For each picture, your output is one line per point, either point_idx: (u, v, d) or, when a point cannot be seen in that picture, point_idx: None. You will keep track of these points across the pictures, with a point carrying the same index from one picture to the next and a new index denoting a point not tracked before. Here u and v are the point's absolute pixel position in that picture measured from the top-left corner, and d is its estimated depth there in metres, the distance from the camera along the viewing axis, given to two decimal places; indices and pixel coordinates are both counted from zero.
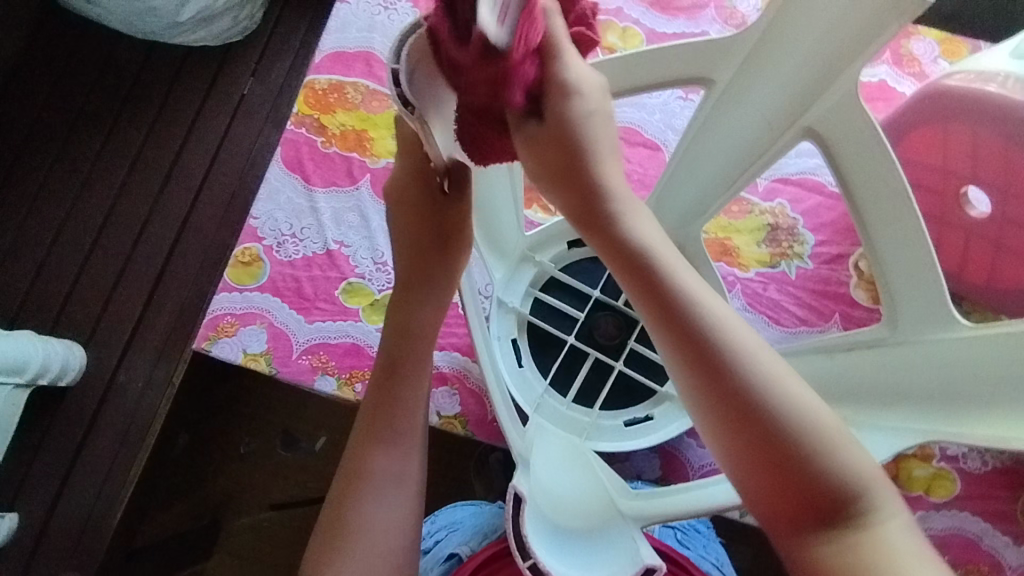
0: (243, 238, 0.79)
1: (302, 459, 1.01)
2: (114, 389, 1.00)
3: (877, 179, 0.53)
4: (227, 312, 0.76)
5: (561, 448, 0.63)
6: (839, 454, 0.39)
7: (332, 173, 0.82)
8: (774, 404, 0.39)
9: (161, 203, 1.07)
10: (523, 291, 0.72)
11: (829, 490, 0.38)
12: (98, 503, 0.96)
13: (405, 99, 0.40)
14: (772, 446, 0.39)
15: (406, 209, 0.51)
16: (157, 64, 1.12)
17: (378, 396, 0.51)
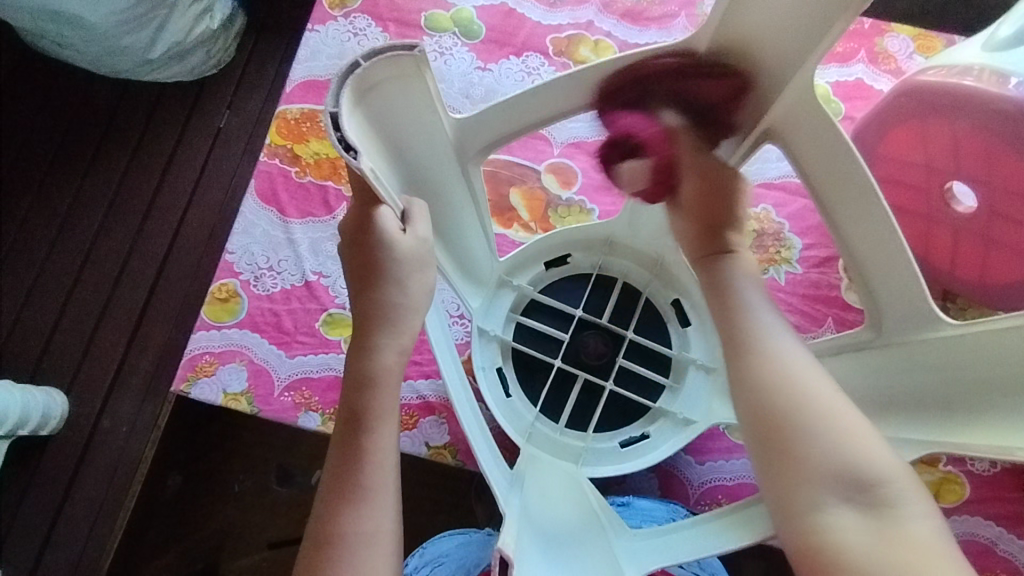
0: (218, 274, 0.77)
1: (296, 495, 0.97)
2: (98, 434, 0.98)
3: (848, 183, 0.52)
4: (205, 351, 0.74)
5: (555, 480, 0.60)
6: (867, 449, 0.40)
7: (308, 203, 0.81)
8: (799, 388, 0.42)
9: (140, 241, 1.05)
10: (503, 317, 0.70)
11: (851, 476, 0.39)
12: (85, 554, 0.93)
13: (346, 144, 0.41)
14: (793, 423, 0.41)
15: (360, 244, 0.47)
16: (131, 101, 1.11)
17: (342, 449, 0.45)
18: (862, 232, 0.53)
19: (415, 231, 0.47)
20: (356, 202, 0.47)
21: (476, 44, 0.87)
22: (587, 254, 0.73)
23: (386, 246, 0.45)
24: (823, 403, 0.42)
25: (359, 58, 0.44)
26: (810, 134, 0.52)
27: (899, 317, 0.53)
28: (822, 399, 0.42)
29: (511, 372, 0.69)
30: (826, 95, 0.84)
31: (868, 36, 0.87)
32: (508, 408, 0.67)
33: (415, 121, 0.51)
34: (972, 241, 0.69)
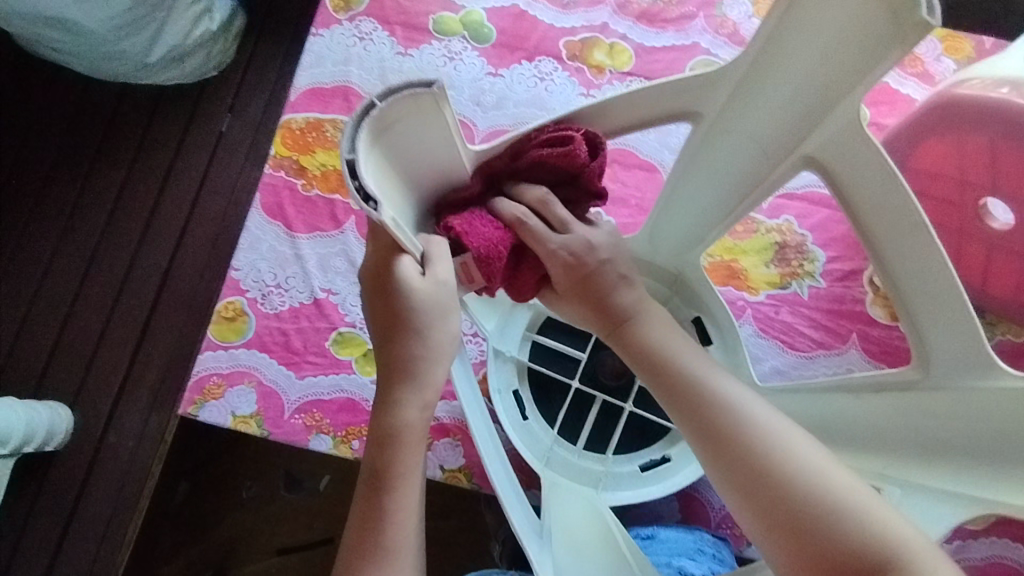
0: (225, 292, 0.75)
1: (306, 502, 0.96)
2: (104, 448, 0.96)
3: (890, 212, 0.49)
4: (212, 372, 0.72)
5: (577, 516, 0.59)
6: (871, 524, 0.39)
7: (315, 217, 0.78)
8: (790, 484, 0.41)
9: (143, 250, 1.03)
10: (518, 337, 0.67)
11: (864, 564, 0.38)
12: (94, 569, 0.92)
13: (365, 193, 0.39)
14: (799, 522, 0.40)
15: (381, 294, 0.45)
16: (129, 105, 1.08)
17: (367, 509, 0.44)
18: (899, 260, 0.51)
19: (435, 273, 0.45)
20: (376, 246, 0.45)
21: (487, 49, 0.84)
22: None
23: (403, 293, 0.43)
24: (820, 489, 0.40)
25: (375, 97, 0.42)
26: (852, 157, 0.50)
27: (942, 351, 0.51)
28: (815, 472, 0.41)
29: (527, 391, 0.67)
30: None
31: None
32: (528, 431, 0.65)
33: (435, 153, 0.49)
34: (1007, 259, 0.66)
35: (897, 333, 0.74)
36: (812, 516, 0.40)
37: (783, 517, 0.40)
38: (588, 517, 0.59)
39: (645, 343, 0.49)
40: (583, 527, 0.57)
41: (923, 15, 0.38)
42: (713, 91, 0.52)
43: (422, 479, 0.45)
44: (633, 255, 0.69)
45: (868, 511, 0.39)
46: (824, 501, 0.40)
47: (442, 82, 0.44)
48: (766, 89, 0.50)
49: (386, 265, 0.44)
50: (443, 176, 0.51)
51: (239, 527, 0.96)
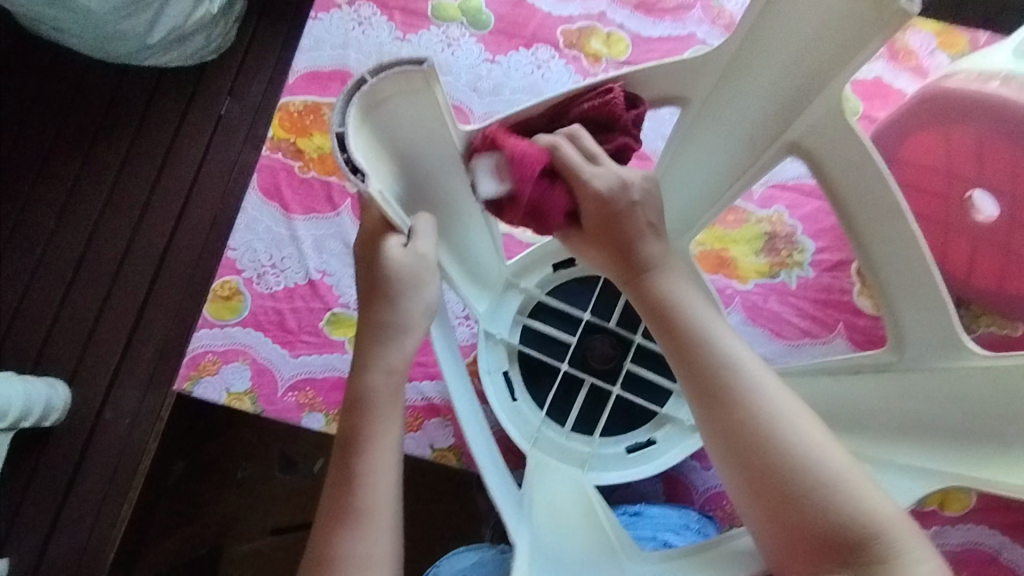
0: (221, 271, 0.76)
1: (300, 482, 0.98)
2: (101, 425, 0.97)
3: (873, 199, 0.50)
4: (208, 349, 0.73)
5: (560, 493, 0.60)
6: (850, 497, 0.40)
7: (312, 199, 0.79)
8: (780, 451, 0.41)
9: (141, 230, 1.04)
10: (509, 320, 0.69)
11: (842, 533, 0.40)
12: (90, 543, 0.93)
13: (354, 166, 0.41)
14: (782, 489, 0.41)
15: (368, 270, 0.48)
16: (129, 87, 1.09)
17: (343, 473, 0.45)
18: (883, 248, 0.51)
19: (415, 246, 0.46)
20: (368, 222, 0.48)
21: (485, 36, 0.85)
22: None
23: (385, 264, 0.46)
24: (802, 458, 0.41)
25: (367, 73, 0.44)
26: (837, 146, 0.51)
27: (923, 338, 0.52)
28: (802, 444, 0.41)
29: (516, 374, 0.68)
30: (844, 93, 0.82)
31: None
32: (516, 412, 0.67)
33: (426, 132, 0.50)
34: (991, 252, 0.67)
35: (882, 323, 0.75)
36: (796, 484, 0.41)
37: (768, 480, 0.41)
38: (572, 494, 0.60)
39: (653, 294, 0.48)
40: (563, 505, 0.58)
41: (903, 4, 0.41)
42: (703, 79, 0.52)
43: (399, 441, 0.46)
44: None
45: (848, 484, 0.41)
46: (807, 469, 0.41)
47: (432, 61, 0.45)
48: (755, 77, 0.50)
49: (376, 240, 0.47)
50: (436, 156, 0.52)
51: (234, 505, 0.98)
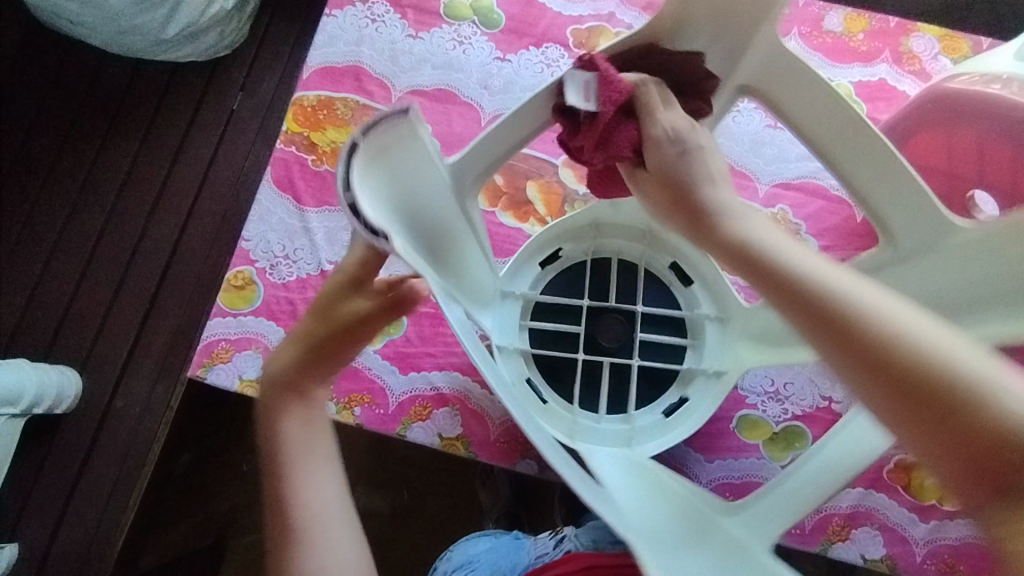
0: (234, 261, 0.78)
1: None
2: (112, 413, 0.99)
3: None
4: (221, 337, 0.75)
5: (616, 465, 0.60)
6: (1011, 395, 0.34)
7: (324, 192, 0.80)
8: (923, 359, 0.35)
9: (153, 222, 1.05)
10: (515, 328, 0.68)
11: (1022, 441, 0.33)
12: (100, 530, 0.95)
13: (373, 227, 0.42)
14: (944, 403, 0.35)
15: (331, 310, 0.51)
16: (142, 81, 1.10)
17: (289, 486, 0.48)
18: None
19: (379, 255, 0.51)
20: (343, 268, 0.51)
21: (496, 34, 0.86)
22: (575, 243, 0.72)
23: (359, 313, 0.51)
24: (946, 358, 0.35)
25: (358, 133, 0.45)
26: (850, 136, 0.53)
27: None
28: (939, 346, 0.36)
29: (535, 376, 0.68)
30: (848, 95, 0.84)
31: (892, 35, 0.86)
32: (547, 413, 0.66)
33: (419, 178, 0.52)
34: None
35: None
36: (954, 393, 0.35)
37: (922, 397, 0.35)
38: (627, 465, 0.60)
39: (730, 236, 0.44)
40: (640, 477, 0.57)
41: None
42: None
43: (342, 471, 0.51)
44: (599, 221, 0.72)
45: (1003, 378, 0.35)
46: (957, 372, 0.35)
47: (411, 106, 0.49)
48: None
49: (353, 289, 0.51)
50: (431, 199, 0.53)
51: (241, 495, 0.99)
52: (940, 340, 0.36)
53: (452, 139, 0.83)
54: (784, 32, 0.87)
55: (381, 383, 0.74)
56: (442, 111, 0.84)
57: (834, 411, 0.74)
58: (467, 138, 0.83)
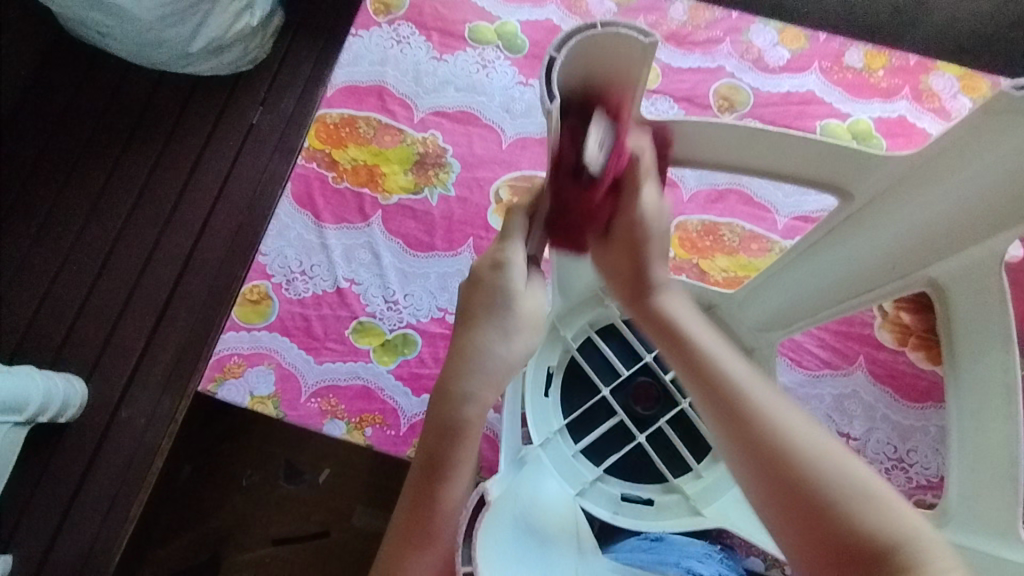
0: (251, 275, 0.77)
1: (304, 492, 1.01)
2: (116, 424, 0.98)
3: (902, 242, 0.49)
4: (234, 352, 0.74)
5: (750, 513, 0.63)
6: (872, 500, 0.37)
7: (343, 209, 0.80)
8: (794, 445, 0.39)
9: (168, 233, 1.05)
10: (571, 461, 0.68)
11: (865, 539, 0.36)
12: (95, 546, 0.93)
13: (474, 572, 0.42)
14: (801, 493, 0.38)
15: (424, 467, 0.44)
16: (165, 93, 1.11)
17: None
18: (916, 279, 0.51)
19: (533, 289, 0.49)
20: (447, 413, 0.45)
21: (520, 59, 0.87)
22: (551, 350, 0.71)
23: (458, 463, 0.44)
24: (817, 457, 0.39)
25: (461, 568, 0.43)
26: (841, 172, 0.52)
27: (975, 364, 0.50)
28: (809, 444, 0.40)
29: (621, 489, 0.68)
30: (867, 130, 0.85)
31: (912, 73, 0.87)
32: (663, 509, 0.67)
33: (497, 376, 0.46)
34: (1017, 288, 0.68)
35: (902, 357, 0.76)
36: (811, 485, 0.38)
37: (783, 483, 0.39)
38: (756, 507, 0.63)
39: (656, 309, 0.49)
40: None
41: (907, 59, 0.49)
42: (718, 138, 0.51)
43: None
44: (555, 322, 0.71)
45: (866, 487, 0.38)
46: (822, 470, 0.38)
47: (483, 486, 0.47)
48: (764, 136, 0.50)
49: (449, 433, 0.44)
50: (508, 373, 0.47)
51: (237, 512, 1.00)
52: (831, 452, 0.39)
53: (473, 160, 0.83)
54: (805, 66, 0.88)
55: (393, 404, 0.73)
56: (464, 133, 0.84)
57: (852, 448, 0.73)
58: (487, 160, 0.83)
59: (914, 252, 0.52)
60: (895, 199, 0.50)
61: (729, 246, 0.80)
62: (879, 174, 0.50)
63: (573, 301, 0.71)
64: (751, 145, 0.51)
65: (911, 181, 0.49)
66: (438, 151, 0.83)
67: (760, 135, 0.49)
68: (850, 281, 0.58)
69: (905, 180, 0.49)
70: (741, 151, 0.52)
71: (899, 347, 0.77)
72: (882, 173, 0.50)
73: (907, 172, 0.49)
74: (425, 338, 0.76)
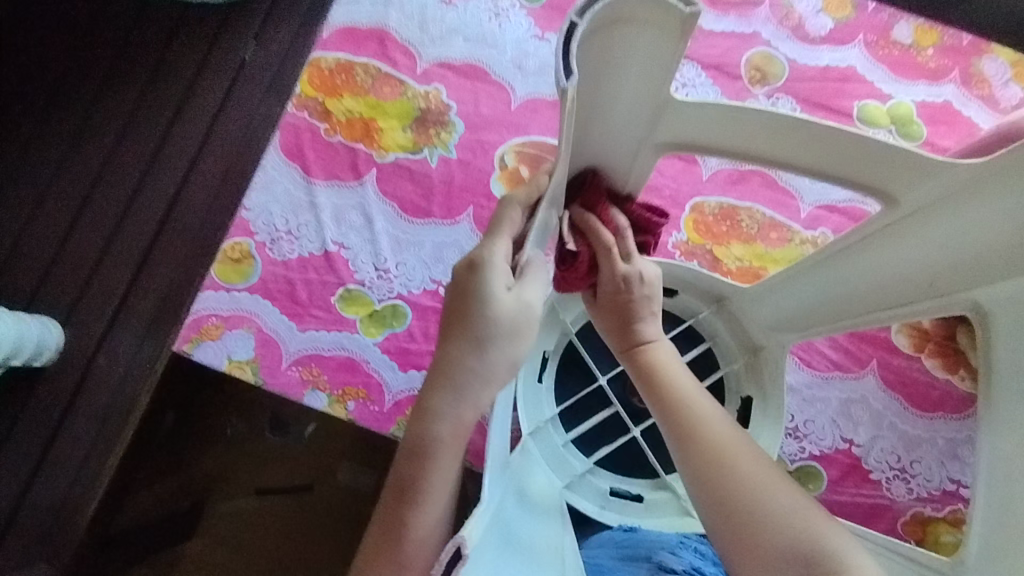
0: (233, 231, 0.72)
1: (290, 444, 1.03)
2: (94, 372, 0.92)
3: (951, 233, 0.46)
4: (212, 313, 0.70)
5: None
6: (803, 516, 0.40)
7: (335, 165, 0.74)
8: (738, 464, 0.43)
9: (153, 174, 0.99)
10: (560, 451, 0.65)
11: (789, 545, 0.39)
12: (69, 495, 0.88)
13: None
14: (739, 504, 0.42)
15: (399, 472, 0.42)
16: (151, 20, 1.03)
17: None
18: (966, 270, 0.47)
19: (522, 292, 0.44)
20: (422, 420, 0.42)
21: (537, 11, 0.79)
22: (548, 334, 0.67)
23: (433, 476, 0.42)
24: (758, 474, 0.43)
25: None
26: (889, 173, 0.47)
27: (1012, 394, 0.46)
28: (753, 463, 0.44)
29: (610, 483, 0.65)
30: (908, 115, 0.78)
31: (963, 54, 0.80)
32: (652, 506, 0.64)
33: (486, 382, 0.43)
34: None
35: (917, 364, 0.72)
36: (747, 497, 0.42)
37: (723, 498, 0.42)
38: None
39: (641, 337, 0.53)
40: None
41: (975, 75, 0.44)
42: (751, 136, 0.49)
43: None
44: (555, 306, 0.67)
45: (799, 502, 0.41)
46: (758, 486, 0.42)
47: (461, 536, 0.34)
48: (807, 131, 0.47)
49: (425, 442, 0.42)
50: (492, 372, 0.43)
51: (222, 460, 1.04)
52: (771, 470, 0.43)
53: (478, 121, 0.76)
54: (847, 38, 0.80)
55: (378, 378, 0.69)
56: (471, 90, 0.77)
57: (855, 456, 0.69)
58: (494, 121, 0.76)
59: (955, 269, 0.48)
60: (943, 211, 0.46)
61: (746, 233, 0.75)
62: (934, 180, 0.45)
63: None
64: (796, 136, 0.47)
65: (965, 193, 0.44)
66: (441, 108, 0.76)
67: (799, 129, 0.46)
68: (876, 290, 0.55)
69: (963, 191, 0.44)
70: (786, 138, 0.48)
71: (915, 353, 0.73)
72: (938, 180, 0.45)
73: (966, 184, 0.43)
74: (416, 311, 0.71)
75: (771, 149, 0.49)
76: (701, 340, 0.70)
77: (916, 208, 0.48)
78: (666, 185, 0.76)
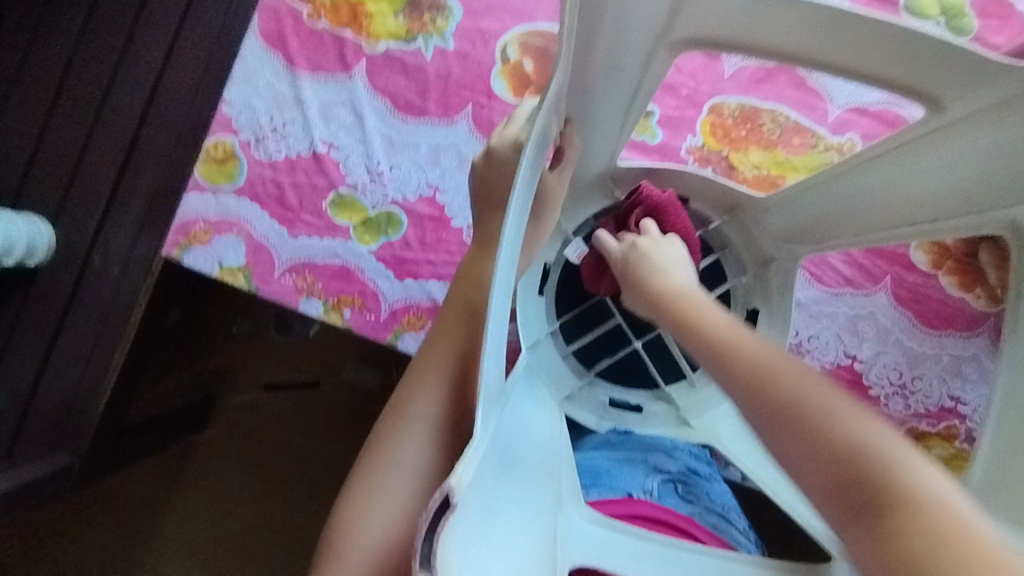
0: (215, 129, 0.68)
1: (294, 343, 1.06)
2: (90, 273, 0.84)
3: (1001, 143, 0.43)
4: (199, 218, 0.66)
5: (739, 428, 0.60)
6: (837, 418, 0.39)
7: (320, 55, 0.68)
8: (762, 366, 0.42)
9: (130, 49, 0.86)
10: (560, 363, 0.65)
11: (838, 454, 0.38)
12: (75, 401, 0.82)
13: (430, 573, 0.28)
14: (779, 411, 0.40)
15: (436, 345, 0.52)
16: None
17: (354, 486, 0.48)
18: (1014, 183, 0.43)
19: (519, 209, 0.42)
20: (461, 306, 0.53)
21: None
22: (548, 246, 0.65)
23: (457, 350, 0.51)
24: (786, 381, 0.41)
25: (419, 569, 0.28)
26: (937, 73, 0.42)
27: None
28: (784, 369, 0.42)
29: (609, 393, 0.65)
30: (959, 5, 0.69)
31: None
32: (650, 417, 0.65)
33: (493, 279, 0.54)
34: None
35: (933, 282, 0.69)
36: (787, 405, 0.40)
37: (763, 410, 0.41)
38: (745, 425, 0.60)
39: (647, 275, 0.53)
40: None
41: None
42: (796, 27, 0.42)
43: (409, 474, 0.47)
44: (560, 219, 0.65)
45: (830, 405, 0.40)
46: (791, 392, 0.40)
47: (451, 481, 0.29)
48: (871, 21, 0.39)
49: (460, 322, 0.52)
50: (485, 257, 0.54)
51: (232, 356, 1.06)
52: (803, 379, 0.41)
53: (478, 5, 0.69)
54: None
55: (374, 287, 0.67)
56: None
57: (856, 371, 0.69)
58: (495, 6, 0.69)
59: (998, 181, 0.45)
60: (996, 118, 0.41)
61: (767, 138, 0.69)
62: (990, 87, 0.40)
63: (580, 190, 0.65)
64: (839, 33, 0.41)
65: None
66: None
67: (852, 18, 0.39)
68: (904, 202, 0.51)
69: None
70: (826, 33, 0.42)
71: (932, 270, 0.70)
72: (1002, 83, 0.40)
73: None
74: (412, 218, 0.68)
75: (806, 44, 0.44)
76: (709, 250, 0.67)
77: (963, 115, 0.44)
78: (683, 83, 0.69)
